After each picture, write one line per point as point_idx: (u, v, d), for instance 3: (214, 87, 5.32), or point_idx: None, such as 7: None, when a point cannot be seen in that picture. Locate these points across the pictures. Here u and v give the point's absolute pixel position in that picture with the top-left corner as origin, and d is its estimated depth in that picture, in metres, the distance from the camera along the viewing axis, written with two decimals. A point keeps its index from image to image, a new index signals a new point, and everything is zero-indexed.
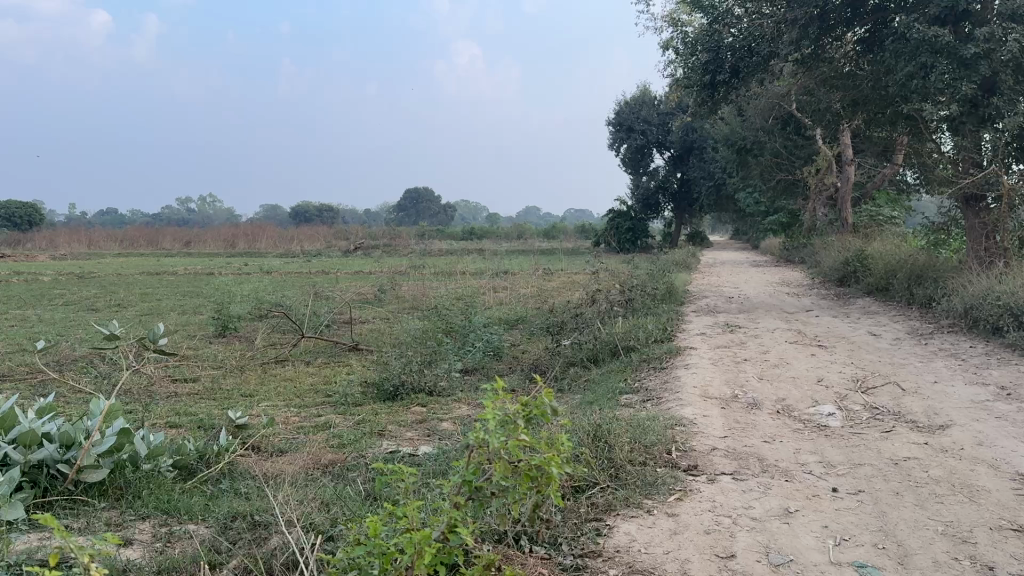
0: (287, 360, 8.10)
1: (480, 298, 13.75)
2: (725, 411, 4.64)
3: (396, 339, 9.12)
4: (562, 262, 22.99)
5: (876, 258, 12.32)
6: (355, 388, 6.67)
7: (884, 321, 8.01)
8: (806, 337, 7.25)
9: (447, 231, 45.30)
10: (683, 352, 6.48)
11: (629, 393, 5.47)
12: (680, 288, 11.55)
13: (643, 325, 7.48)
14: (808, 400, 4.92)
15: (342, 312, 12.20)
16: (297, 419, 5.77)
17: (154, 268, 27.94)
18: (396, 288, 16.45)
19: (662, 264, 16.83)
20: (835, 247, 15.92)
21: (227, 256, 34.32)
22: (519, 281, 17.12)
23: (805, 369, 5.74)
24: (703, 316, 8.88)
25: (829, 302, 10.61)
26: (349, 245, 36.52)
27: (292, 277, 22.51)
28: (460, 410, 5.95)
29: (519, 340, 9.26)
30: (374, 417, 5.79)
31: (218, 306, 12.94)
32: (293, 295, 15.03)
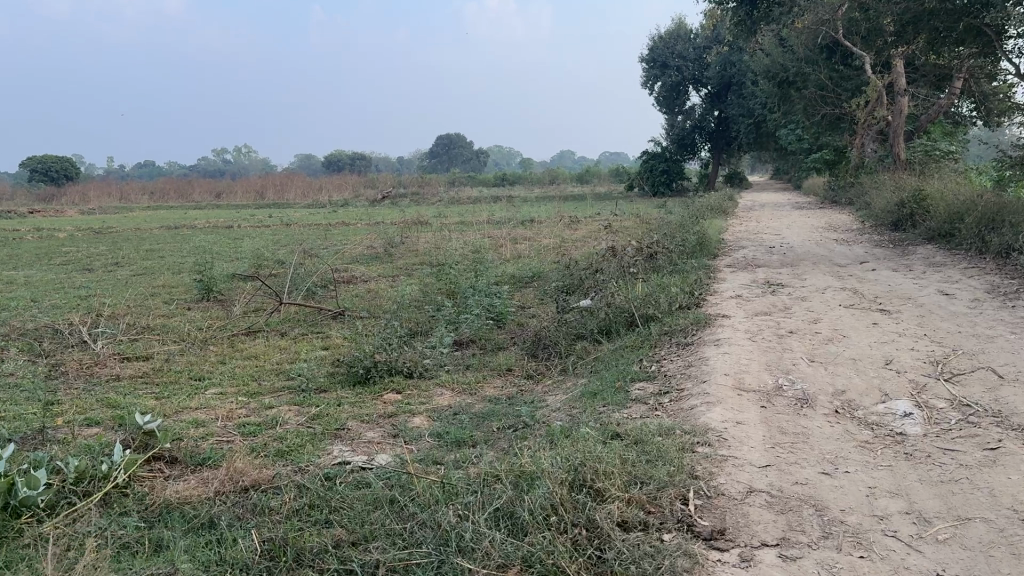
0: (261, 331, 7.12)
1: (494, 253, 12.62)
2: (766, 413, 3.53)
3: (389, 304, 8.06)
4: (591, 208, 21.74)
5: (937, 199, 10.94)
6: (323, 369, 5.67)
7: (956, 276, 6.74)
8: (863, 298, 6.04)
9: (476, 176, 43.96)
10: (713, 322, 5.34)
11: (643, 382, 4.37)
12: (715, 238, 10.30)
13: (665, 287, 6.32)
14: (874, 395, 3.78)
15: (343, 271, 11.18)
16: (243, 415, 4.80)
17: (175, 221, 27.27)
18: (411, 240, 15.44)
19: (696, 210, 15.56)
20: (887, 186, 14.49)
21: (254, 206, 33.59)
22: (542, 231, 15.95)
23: (866, 346, 4.57)
24: (739, 272, 7.70)
25: (885, 251, 9.29)
26: (377, 194, 35.50)
27: (309, 228, 21.60)
28: (439, 400, 4.91)
29: (529, 303, 8.16)
30: (334, 410, 4.78)
31: (214, 266, 12.02)
32: (298, 251, 14.06)
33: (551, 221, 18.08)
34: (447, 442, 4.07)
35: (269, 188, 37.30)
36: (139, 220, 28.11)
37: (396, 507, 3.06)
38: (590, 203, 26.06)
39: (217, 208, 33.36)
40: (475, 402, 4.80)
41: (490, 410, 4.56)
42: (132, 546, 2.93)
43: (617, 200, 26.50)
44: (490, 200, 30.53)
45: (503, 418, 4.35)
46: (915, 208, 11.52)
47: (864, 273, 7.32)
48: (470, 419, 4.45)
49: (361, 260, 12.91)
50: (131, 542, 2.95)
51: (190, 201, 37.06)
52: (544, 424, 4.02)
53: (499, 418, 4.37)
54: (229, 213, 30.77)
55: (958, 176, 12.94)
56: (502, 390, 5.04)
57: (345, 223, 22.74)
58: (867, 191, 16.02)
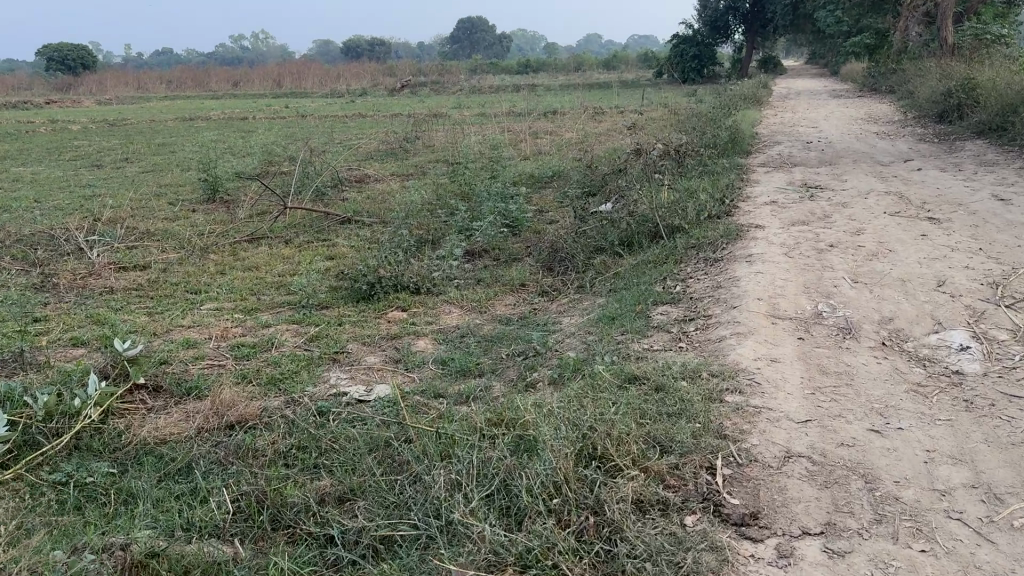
0: (265, 238, 6.78)
1: (513, 149, 12.07)
2: (804, 347, 3.16)
3: (399, 207, 7.66)
4: (617, 97, 20.86)
5: (989, 88, 10.16)
6: (326, 283, 5.35)
7: (1012, 178, 6.18)
8: (909, 204, 5.55)
9: (499, 63, 42.51)
10: (744, 236, 4.91)
11: (667, 306, 3.99)
12: (747, 133, 9.68)
13: (693, 194, 5.85)
14: (925, 324, 3.37)
15: (356, 171, 10.73)
16: (238, 335, 4.51)
17: (191, 112, 26.69)
18: (429, 134, 14.88)
19: (727, 100, 14.77)
20: (933, 73, 13.59)
21: (271, 96, 32.79)
22: (565, 124, 15.29)
23: (915, 264, 4.13)
24: (773, 173, 7.18)
25: (930, 147, 8.66)
26: (396, 83, 34.49)
27: (325, 120, 21.00)
28: (447, 322, 4.58)
29: (547, 207, 7.72)
30: (335, 331, 4.48)
31: (223, 163, 11.61)
32: (311, 147, 13.58)
33: (574, 113, 17.35)
34: (453, 373, 3.75)
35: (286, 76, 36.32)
36: (155, 110, 27.54)
37: (389, 454, 2.76)
38: (615, 91, 25.07)
39: (234, 98, 32.62)
40: (484, 325, 4.46)
41: (500, 334, 4.23)
42: (100, 499, 2.68)
43: (644, 89, 25.46)
44: (512, 88, 29.49)
45: (513, 345, 4.01)
46: (964, 98, 10.74)
47: (909, 174, 6.76)
48: (479, 345, 4.12)
49: (375, 157, 12.43)
50: (98, 494, 2.70)
51: (207, 91, 36.26)
52: (556, 356, 3.68)
53: (509, 344, 4.04)
54: (246, 103, 30.09)
55: (1011, 63, 12.04)
56: (514, 311, 4.69)
57: (362, 115, 22.10)
58: (910, 78, 15.07)
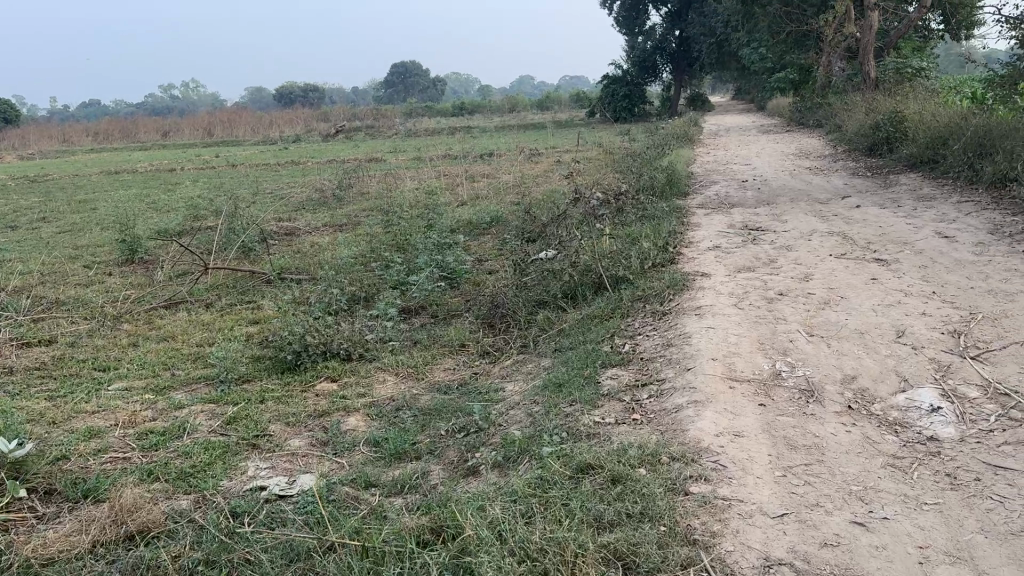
0: (185, 304, 6.35)
1: (449, 195, 11.80)
2: (768, 416, 2.90)
3: (330, 262, 7.29)
4: (552, 137, 20.86)
5: (916, 121, 10.29)
6: (248, 352, 4.95)
7: (952, 213, 6.12)
8: (855, 244, 5.42)
9: (433, 105, 42.49)
10: (691, 286, 4.69)
11: (616, 368, 3.72)
12: (684, 172, 9.60)
13: (635, 241, 5.64)
14: (890, 382, 3.16)
15: (286, 223, 10.32)
16: (147, 421, 4.09)
17: (117, 164, 25.88)
18: (362, 181, 14.54)
19: (662, 139, 14.81)
20: (859, 107, 13.83)
21: (201, 145, 32.07)
22: (501, 167, 15.13)
23: (870, 312, 3.94)
24: (714, 215, 7.04)
25: (866, 182, 8.66)
26: (330, 128, 34.10)
27: (256, 169, 20.49)
28: (380, 392, 4.23)
29: (485, 256, 7.43)
30: (256, 411, 4.10)
31: (145, 220, 11.08)
32: (239, 199, 13.11)
33: (510, 155, 17.23)
34: (385, 457, 3.41)
35: (216, 124, 35.62)
36: (78, 164, 26.62)
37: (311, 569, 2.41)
38: (551, 132, 25.14)
39: (162, 149, 31.81)
40: (421, 394, 4.13)
41: (438, 404, 3.89)
42: None
43: (579, 129, 25.58)
44: (447, 131, 29.37)
45: (452, 419, 3.68)
46: (893, 131, 10.87)
47: (849, 212, 6.68)
48: (415, 420, 3.78)
49: (306, 207, 12.02)
50: None
51: (135, 142, 35.31)
52: (499, 432, 3.37)
53: (448, 418, 3.71)
54: (175, 153, 29.35)
55: (933, 96, 12.30)
56: (453, 376, 4.36)
57: (295, 162, 21.65)
58: (837, 112, 15.34)
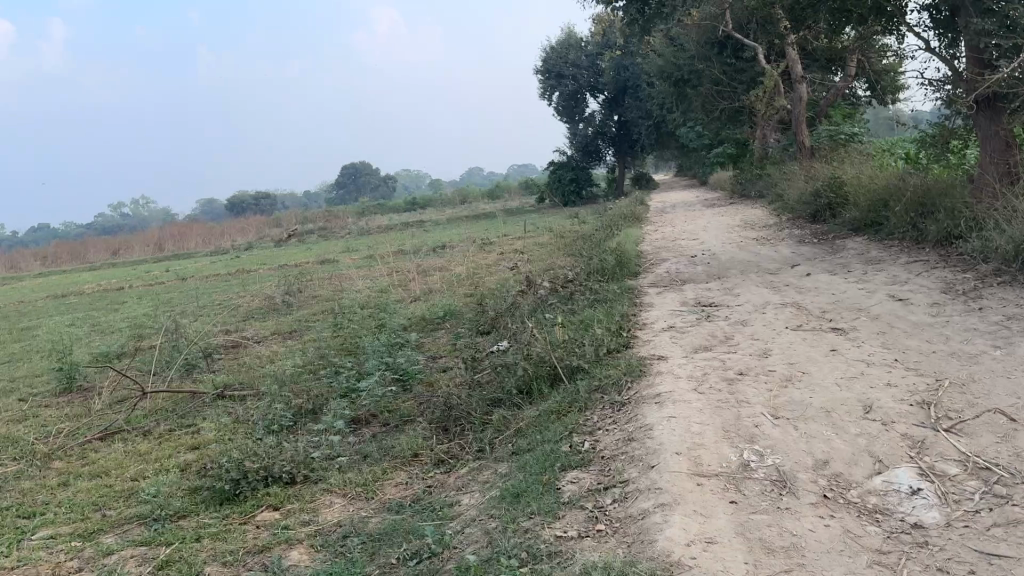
0: (121, 433, 5.98)
1: (401, 291, 11.62)
2: (740, 515, 2.68)
3: (277, 373, 6.99)
4: (502, 225, 20.96)
5: (856, 185, 10.47)
6: (185, 484, 4.61)
7: (903, 274, 6.09)
8: (811, 314, 5.32)
9: (384, 202, 42.78)
10: (649, 371, 4.51)
11: (576, 471, 3.48)
12: (634, 252, 9.57)
13: (588, 328, 5.47)
14: (864, 464, 2.98)
15: (233, 335, 10.00)
16: (71, 572, 3.72)
17: (62, 287, 25.30)
18: (313, 284, 14.31)
19: (611, 219, 14.90)
20: (798, 175, 14.11)
21: (151, 260, 31.66)
22: (453, 259, 15.04)
23: (834, 387, 3.79)
24: (667, 294, 6.93)
25: (813, 248, 8.70)
26: (281, 233, 33.97)
27: (206, 280, 20.15)
28: (328, 517, 3.93)
29: (439, 354, 7.21)
30: (191, 552, 3.76)
31: (87, 343, 10.67)
32: (186, 314, 12.77)
33: (462, 246, 17.20)
34: None
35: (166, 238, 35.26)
36: (24, 289, 25.98)
37: None
38: (502, 220, 25.31)
39: (111, 267, 31.31)
40: (371, 515, 3.83)
41: (390, 526, 3.60)
42: None
43: (529, 215, 25.83)
44: (399, 226, 29.45)
45: (404, 543, 3.39)
46: (834, 197, 11.04)
47: (801, 280, 6.63)
48: (364, 548, 3.48)
49: (256, 316, 11.72)
50: None
51: (83, 262, 34.74)
52: (454, 556, 3.09)
53: (399, 542, 3.42)
54: (124, 270, 28.88)
55: (868, 159, 12.60)
56: (406, 491, 4.08)
57: (246, 269, 21.39)
58: (778, 181, 15.65)
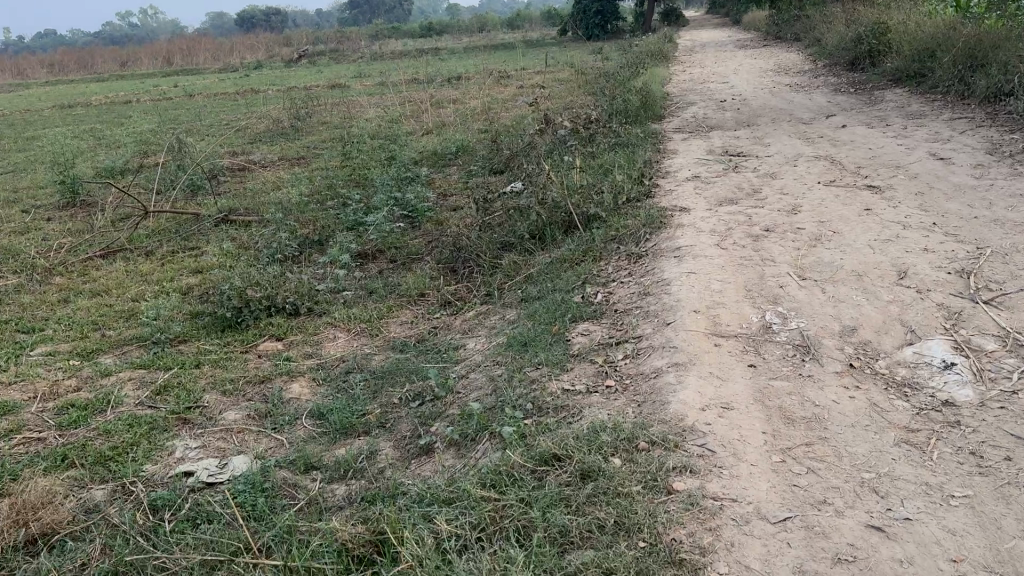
0: (122, 252, 5.85)
1: (414, 123, 11.20)
2: (759, 381, 2.53)
3: (283, 201, 6.78)
4: (521, 57, 20.07)
5: (902, 33, 9.79)
6: (186, 308, 4.50)
7: (946, 132, 5.71)
8: (845, 169, 5.01)
9: (400, 26, 41.00)
10: (669, 223, 4.28)
11: (588, 322, 3.32)
12: (659, 93, 9.08)
13: (607, 174, 5.20)
14: (894, 334, 2.80)
15: (240, 158, 9.72)
16: (69, 391, 3.67)
17: (69, 97, 24.67)
18: (323, 109, 13.83)
19: (636, 57, 14.17)
20: (840, 18, 13.25)
21: (159, 74, 30.77)
22: (469, 91, 14.46)
23: (867, 249, 3.56)
24: (691, 140, 6.58)
25: (849, 99, 8.22)
26: (293, 53, 32.76)
27: (214, 99, 19.57)
28: (329, 352, 3.83)
29: (450, 190, 6.96)
30: (191, 379, 3.68)
31: (91, 158, 10.43)
32: (193, 133, 12.43)
33: (479, 78, 16.51)
34: (329, 433, 3.02)
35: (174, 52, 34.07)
36: (30, 97, 25.41)
37: None
38: (521, 53, 24.25)
39: (118, 79, 30.49)
40: (373, 354, 3.73)
41: (392, 366, 3.50)
42: None
43: (550, 48, 24.71)
44: (414, 53, 28.32)
45: (405, 385, 3.30)
46: (876, 44, 10.36)
47: (835, 133, 6.25)
48: (364, 386, 3.39)
49: (264, 139, 11.38)
50: None
51: (90, 72, 33.81)
52: (456, 401, 2.99)
53: (401, 384, 3.33)
54: (131, 84, 28.13)
55: (918, 5, 11.75)
56: (411, 330, 3.96)
57: (255, 90, 20.74)
58: (816, 25, 14.74)
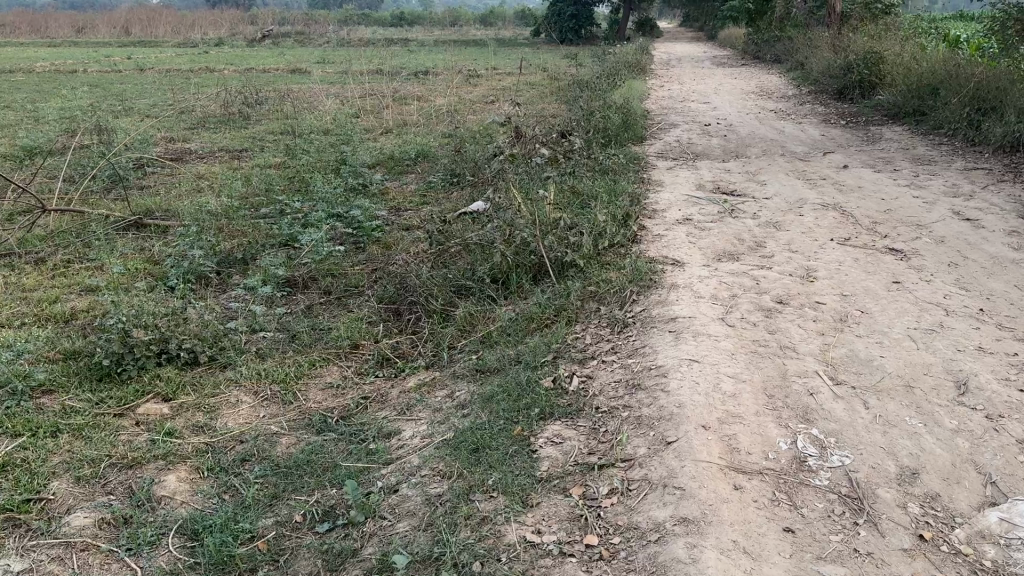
0: (7, 258, 4.92)
1: (372, 120, 10.35)
2: (802, 561, 1.81)
3: (211, 204, 5.91)
4: (492, 55, 19.26)
5: (897, 65, 9.24)
6: (59, 345, 3.63)
7: (965, 185, 5.09)
8: (858, 224, 4.35)
9: (371, 12, 39.94)
10: (660, 283, 3.55)
11: (558, 422, 2.57)
12: (640, 111, 8.39)
13: (585, 211, 4.46)
14: (969, 485, 2.10)
15: (176, 147, 8.80)
16: None
17: (9, 61, 23.03)
18: (278, 95, 12.90)
19: (612, 67, 13.47)
20: (826, 43, 12.74)
21: (116, 43, 29.39)
22: (436, 88, 13.64)
23: (909, 343, 2.86)
24: (678, 170, 5.88)
25: (844, 134, 7.61)
26: (256, 33, 31.41)
27: (164, 75, 18.35)
28: (225, 426, 3.02)
29: (404, 204, 6.18)
30: (40, 452, 2.84)
31: (9, 133, 9.36)
32: (131, 112, 11.43)
33: (445, 75, 15.69)
34: (200, 569, 2.22)
35: (134, 22, 32.37)
36: None
37: None
38: (493, 51, 23.49)
39: (71, 45, 29.06)
40: (281, 434, 2.93)
41: (300, 458, 2.70)
42: None
43: (523, 50, 23.98)
44: (382, 42, 27.32)
45: (314, 494, 2.51)
46: (867, 74, 9.83)
47: (838, 175, 5.61)
48: (261, 488, 2.59)
49: (207, 125, 10.45)
50: None
51: (42, 36, 32.03)
52: (377, 534, 2.20)
53: (307, 489, 2.54)
54: (83, 51, 26.73)
55: (908, 36, 11.27)
56: (334, 398, 3.17)
57: (211, 68, 19.65)
58: (799, 47, 14.19)
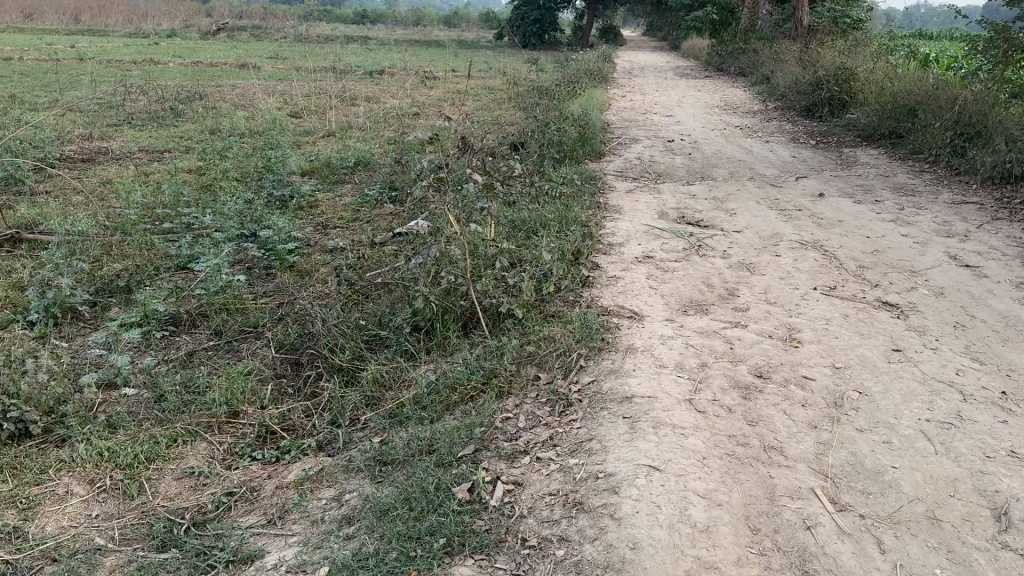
0: None
1: (313, 121, 9.57)
2: None
3: (105, 216, 5.12)
4: (453, 57, 18.55)
5: (870, 82, 8.75)
6: None
7: (956, 222, 4.56)
8: (845, 269, 3.75)
9: (331, 9, 38.92)
10: (613, 344, 2.91)
11: (469, 560, 1.89)
12: (600, 123, 7.76)
13: (530, 246, 3.80)
14: None
15: (91, 146, 7.95)
16: None
17: None
18: (217, 91, 12.02)
19: (573, 73, 12.85)
20: (794, 56, 12.30)
21: (64, 30, 28.00)
22: (389, 89, 12.89)
23: (926, 443, 2.25)
24: (639, 194, 5.26)
25: (816, 155, 7.09)
26: (211, 25, 30.20)
27: (105, 66, 17.27)
28: (40, 534, 2.28)
29: (331, 220, 5.46)
30: None
31: None
32: (54, 105, 10.49)
33: (401, 76, 14.95)
34: None
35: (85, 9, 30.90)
36: None
37: None
38: (455, 52, 22.78)
39: (15, 30, 27.58)
40: (107, 551, 2.21)
41: None
42: None
43: (484, 52, 23.28)
44: (341, 40, 26.40)
45: None
46: (837, 91, 9.34)
47: (815, 205, 5.05)
48: None
49: (133, 122, 9.56)
50: None
51: None
52: None
53: None
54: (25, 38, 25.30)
55: (879, 53, 10.85)
56: (193, 494, 2.46)
57: (155, 61, 18.59)
58: (766, 60, 13.75)
